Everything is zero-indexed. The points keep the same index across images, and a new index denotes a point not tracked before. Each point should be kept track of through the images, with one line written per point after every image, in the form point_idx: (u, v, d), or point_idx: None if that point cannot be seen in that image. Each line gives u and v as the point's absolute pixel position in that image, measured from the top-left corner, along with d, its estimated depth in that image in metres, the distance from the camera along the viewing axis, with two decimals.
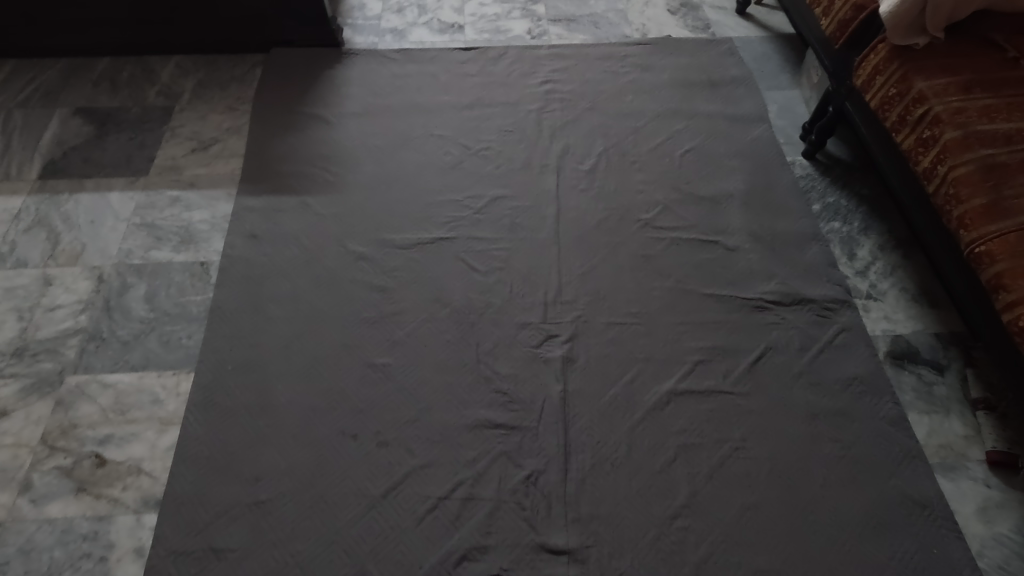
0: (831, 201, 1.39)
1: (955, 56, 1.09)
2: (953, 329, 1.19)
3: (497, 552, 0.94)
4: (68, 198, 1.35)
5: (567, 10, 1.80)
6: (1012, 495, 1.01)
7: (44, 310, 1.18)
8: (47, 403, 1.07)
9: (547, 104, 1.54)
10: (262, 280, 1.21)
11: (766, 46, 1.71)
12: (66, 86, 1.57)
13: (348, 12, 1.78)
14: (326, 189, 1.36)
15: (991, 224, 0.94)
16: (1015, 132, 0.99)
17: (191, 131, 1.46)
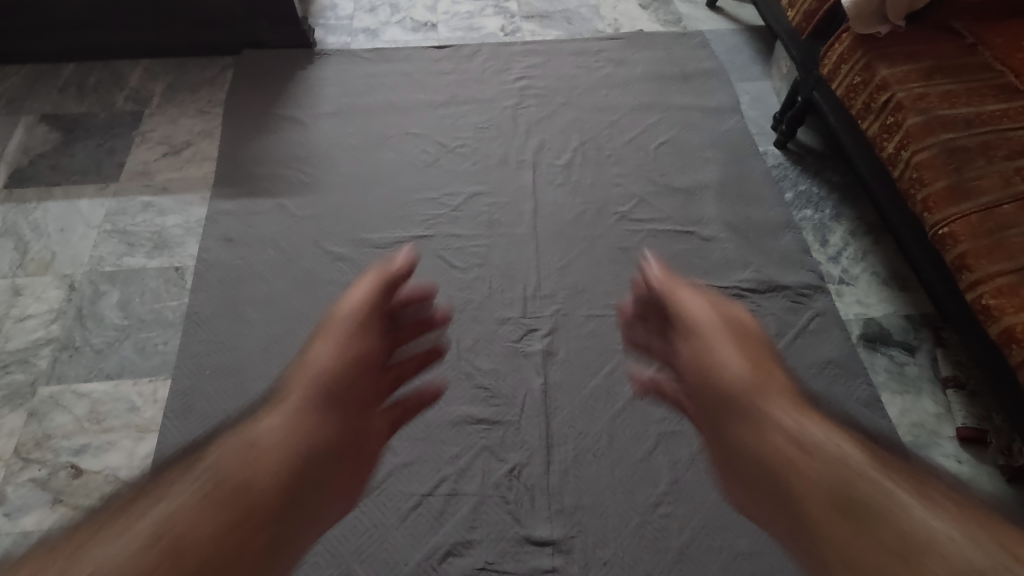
0: (804, 189, 1.42)
1: (916, 43, 1.11)
2: (923, 311, 1.22)
3: (482, 547, 0.94)
4: (36, 206, 1.32)
5: (540, 6, 1.80)
6: (982, 469, 1.04)
7: (13, 320, 1.16)
8: (20, 415, 1.05)
9: (523, 100, 1.54)
10: (239, 284, 1.20)
11: (737, 38, 1.73)
12: (31, 93, 1.53)
13: (320, 13, 1.76)
14: (302, 190, 1.35)
15: (953, 206, 0.96)
16: (974, 117, 1.01)
17: (162, 136, 1.44)
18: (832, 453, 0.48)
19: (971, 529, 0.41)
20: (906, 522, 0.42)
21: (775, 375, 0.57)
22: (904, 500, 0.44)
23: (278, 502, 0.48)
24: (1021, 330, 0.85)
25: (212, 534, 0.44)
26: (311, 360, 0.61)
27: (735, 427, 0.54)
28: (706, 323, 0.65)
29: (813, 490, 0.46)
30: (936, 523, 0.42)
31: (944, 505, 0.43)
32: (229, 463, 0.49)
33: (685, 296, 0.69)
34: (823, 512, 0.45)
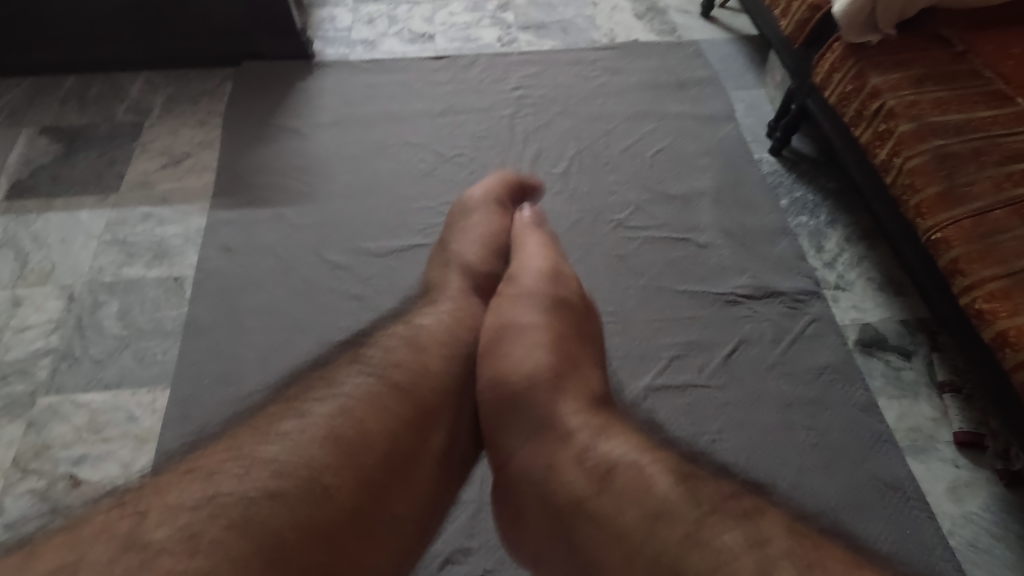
0: (799, 195, 1.43)
1: (907, 51, 1.13)
2: (919, 315, 1.23)
3: (481, 554, 0.94)
4: (37, 217, 1.33)
5: (536, 16, 1.82)
6: (980, 474, 1.04)
7: (13, 331, 1.16)
8: (19, 426, 1.05)
9: (520, 109, 1.56)
10: (238, 293, 1.21)
11: (731, 47, 1.75)
12: (33, 105, 1.55)
13: (319, 25, 1.79)
14: (301, 200, 1.36)
15: (946, 211, 0.97)
16: (965, 123, 1.02)
17: (163, 146, 1.46)
18: (622, 490, 0.59)
19: (756, 547, 0.54)
20: (691, 548, 0.54)
21: (581, 420, 0.67)
22: (702, 530, 0.55)
23: (447, 399, 0.70)
24: (1014, 334, 0.85)
25: (399, 421, 0.65)
26: (511, 360, 0.72)
27: (530, 447, 0.66)
28: (528, 366, 0.71)
29: (619, 547, 0.56)
30: (731, 552, 0.53)
31: (731, 520, 0.56)
32: (425, 361, 0.72)
33: (521, 317, 0.77)
34: (628, 572, 0.55)
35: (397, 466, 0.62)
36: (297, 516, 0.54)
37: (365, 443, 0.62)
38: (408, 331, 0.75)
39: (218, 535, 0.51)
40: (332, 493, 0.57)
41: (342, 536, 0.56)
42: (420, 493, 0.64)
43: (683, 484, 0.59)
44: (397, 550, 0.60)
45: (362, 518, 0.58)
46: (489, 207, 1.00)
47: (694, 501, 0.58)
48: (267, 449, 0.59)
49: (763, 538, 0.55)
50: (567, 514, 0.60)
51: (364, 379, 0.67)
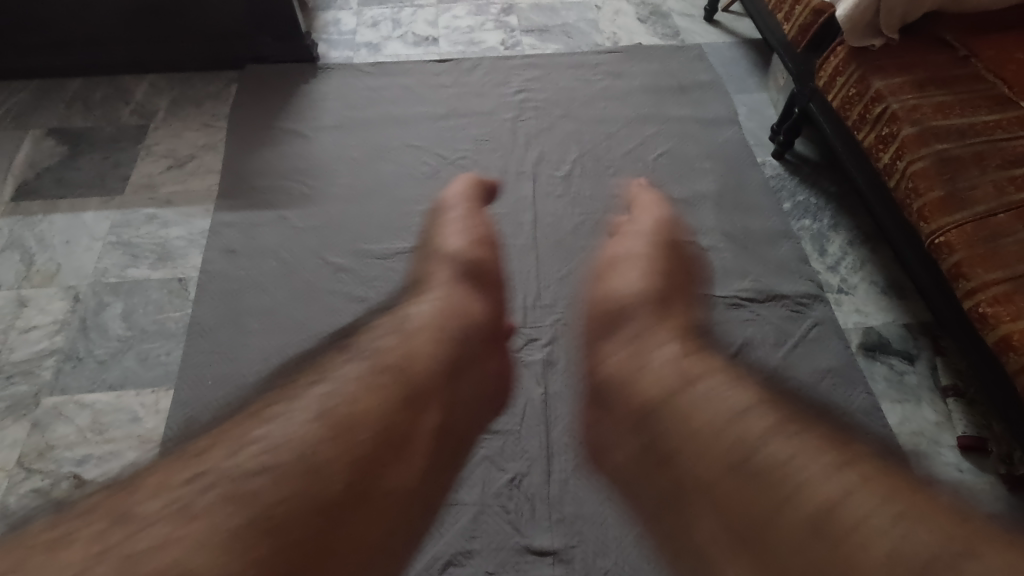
0: (801, 199, 1.43)
1: (910, 55, 1.13)
2: (921, 319, 1.23)
3: (482, 556, 0.94)
4: (42, 218, 1.34)
5: (538, 20, 1.83)
6: (984, 478, 1.04)
7: (18, 332, 1.17)
8: (22, 426, 1.06)
9: (522, 112, 1.56)
10: (241, 294, 1.21)
11: (733, 51, 1.76)
12: (39, 107, 1.56)
13: (322, 28, 1.79)
14: (304, 202, 1.36)
15: (949, 215, 0.97)
16: (967, 127, 1.03)
17: (167, 149, 1.46)
18: (718, 429, 0.77)
19: (856, 492, 0.69)
20: (808, 492, 0.70)
21: (690, 369, 0.87)
22: (805, 470, 0.71)
23: (428, 380, 0.81)
24: (1018, 337, 0.85)
25: (389, 405, 0.74)
26: (414, 316, 0.94)
27: (439, 412, 0.82)
28: (634, 293, 1.05)
29: (702, 458, 0.76)
30: (840, 496, 0.69)
31: (818, 464, 0.72)
32: (410, 347, 0.84)
33: (461, 302, 0.99)
34: (713, 480, 0.75)
35: (392, 445, 0.72)
36: (290, 491, 0.62)
37: (357, 424, 0.70)
38: (401, 321, 0.94)
39: (227, 505, 0.60)
40: (331, 468, 0.66)
41: (343, 499, 0.65)
42: (415, 466, 0.75)
43: (800, 438, 0.76)
44: (378, 522, 0.70)
45: (365, 487, 0.67)
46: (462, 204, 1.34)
47: (825, 462, 0.73)
48: (267, 431, 0.68)
49: (857, 487, 0.70)
50: (684, 449, 0.78)
51: (354, 369, 0.78)
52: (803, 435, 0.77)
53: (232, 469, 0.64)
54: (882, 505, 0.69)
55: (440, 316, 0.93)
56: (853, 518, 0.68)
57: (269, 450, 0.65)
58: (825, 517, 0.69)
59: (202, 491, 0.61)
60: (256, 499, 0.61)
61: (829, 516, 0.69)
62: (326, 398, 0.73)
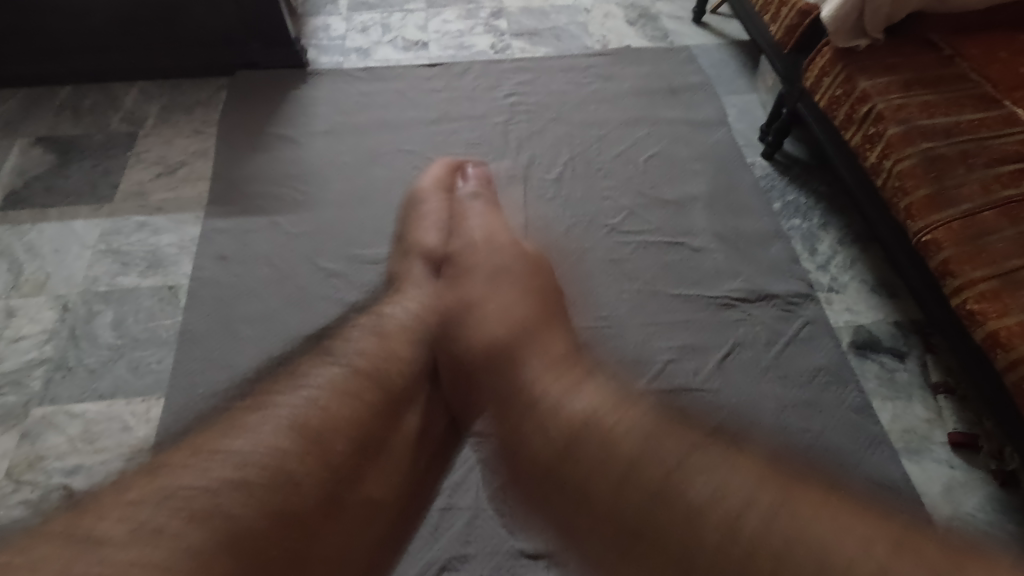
0: (791, 199, 1.43)
1: (895, 56, 1.14)
2: (911, 316, 1.23)
3: (477, 561, 0.94)
4: (31, 227, 1.33)
5: (529, 24, 1.84)
6: (975, 474, 1.05)
7: (7, 341, 1.16)
8: (12, 437, 1.05)
9: (513, 115, 1.57)
10: (233, 301, 1.21)
11: (723, 53, 1.77)
12: (28, 116, 1.55)
13: (313, 34, 1.79)
14: (295, 208, 1.36)
15: (935, 213, 0.98)
16: (953, 126, 1.03)
17: (157, 156, 1.46)
18: (607, 432, 0.59)
19: (766, 488, 0.52)
20: (705, 516, 0.51)
21: (573, 367, 0.68)
22: (699, 472, 0.54)
23: (416, 385, 0.70)
24: (1005, 334, 0.86)
25: (366, 407, 0.64)
26: (474, 329, 0.76)
27: (518, 388, 0.67)
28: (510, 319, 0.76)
29: (618, 472, 0.56)
30: (742, 504, 0.51)
31: (727, 469, 0.54)
32: (392, 348, 0.72)
33: (472, 290, 0.82)
34: (616, 495, 0.55)
35: (366, 451, 0.61)
36: (262, 503, 0.53)
37: (329, 433, 0.60)
38: (374, 321, 0.76)
39: (191, 527, 0.50)
40: (303, 480, 0.56)
41: (316, 519, 0.55)
42: (401, 476, 0.64)
43: (678, 429, 0.58)
44: (374, 529, 0.60)
45: (336, 503, 0.57)
46: (442, 192, 1.02)
47: (748, 465, 0.54)
48: (234, 441, 0.57)
49: (776, 489, 0.52)
50: (572, 452, 0.59)
51: (329, 371, 0.66)
52: (719, 443, 0.57)
53: (184, 486, 0.53)
54: (847, 517, 0.49)
55: (453, 304, 0.80)
56: (781, 531, 0.49)
57: (247, 458, 0.56)
58: (731, 523, 0.50)
59: (172, 513, 0.51)
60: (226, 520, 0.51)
61: (754, 529, 0.50)
62: (293, 403, 0.61)
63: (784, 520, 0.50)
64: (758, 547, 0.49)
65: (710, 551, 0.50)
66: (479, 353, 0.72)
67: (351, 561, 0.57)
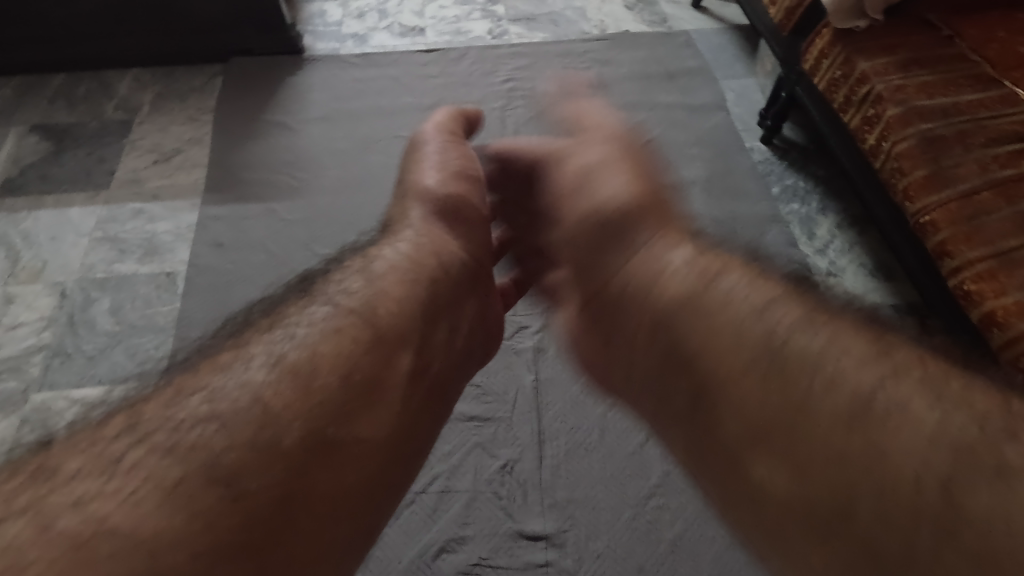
0: (790, 183, 1.43)
1: (894, 35, 1.13)
2: (908, 299, 1.23)
3: (475, 543, 0.95)
4: (27, 215, 1.33)
5: (526, 9, 1.82)
6: None
7: (5, 329, 1.16)
8: (12, 423, 1.05)
9: (510, 101, 1.56)
10: (229, 288, 1.21)
11: (721, 37, 1.75)
12: (21, 104, 1.54)
13: (308, 20, 1.78)
14: (292, 195, 1.36)
15: (933, 194, 0.98)
16: (952, 106, 1.03)
17: (153, 143, 1.45)
18: (723, 299, 0.51)
19: (901, 375, 0.42)
20: (820, 381, 0.43)
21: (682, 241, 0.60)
22: (832, 353, 0.44)
23: (407, 323, 0.62)
24: (1001, 314, 0.87)
25: (356, 346, 0.57)
26: (596, 195, 0.69)
27: (632, 266, 0.61)
28: (614, 194, 0.67)
29: (715, 349, 0.48)
30: (876, 388, 0.42)
31: (856, 355, 0.44)
32: (384, 286, 0.64)
33: (591, 156, 0.74)
34: (709, 366, 0.48)
35: (357, 392, 0.54)
36: (239, 440, 0.48)
37: (314, 371, 0.53)
38: (368, 264, 0.67)
39: None
40: (286, 415, 0.50)
41: (301, 459, 0.49)
42: (398, 417, 0.57)
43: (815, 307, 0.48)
44: (370, 470, 0.53)
45: (325, 442, 0.50)
46: (446, 135, 0.85)
47: (881, 354, 0.44)
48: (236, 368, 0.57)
49: (914, 371, 0.43)
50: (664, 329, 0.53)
51: (319, 309, 0.60)
52: (856, 322, 0.47)
53: None
54: (993, 398, 0.40)
55: (561, 192, 0.74)
56: (919, 419, 0.40)
57: (223, 396, 0.51)
58: (857, 409, 0.41)
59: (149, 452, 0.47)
60: (197, 452, 0.47)
61: (879, 420, 0.41)
62: (275, 342, 0.56)
63: (928, 409, 0.40)
64: (883, 434, 0.40)
65: (814, 438, 0.42)
66: (580, 237, 0.68)
67: (354, 501, 0.52)
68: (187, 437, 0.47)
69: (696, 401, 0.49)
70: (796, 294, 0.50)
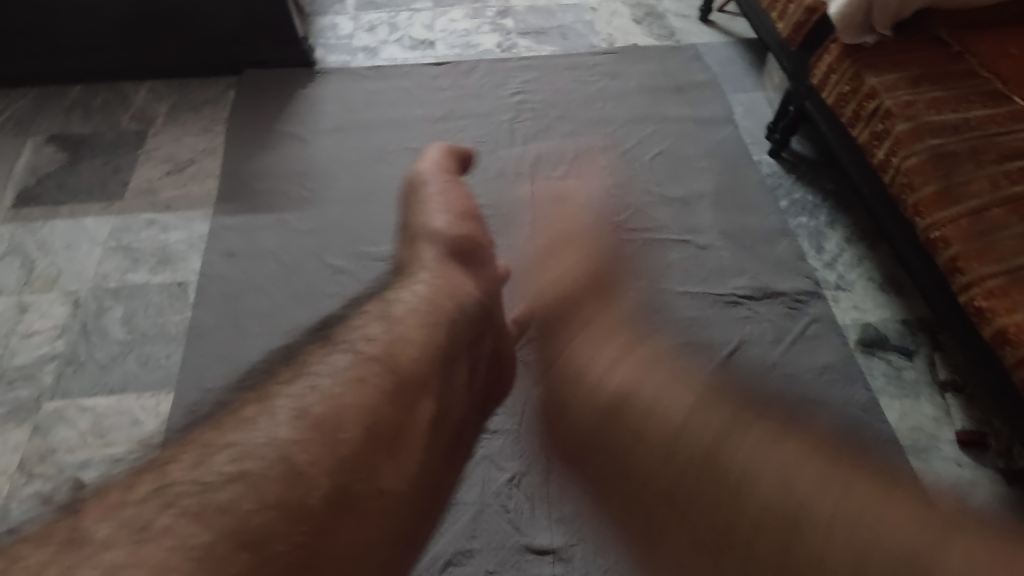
0: (798, 197, 1.43)
1: (903, 51, 1.13)
2: (919, 314, 1.23)
3: (483, 555, 0.95)
4: (43, 224, 1.35)
5: (536, 22, 1.84)
6: (983, 472, 1.04)
7: (19, 336, 1.17)
8: (24, 430, 1.06)
9: (519, 113, 1.57)
10: (240, 297, 1.22)
11: (729, 51, 1.76)
12: (39, 114, 1.57)
13: (320, 33, 1.81)
14: (303, 206, 1.37)
15: (944, 210, 0.97)
16: (962, 122, 1.03)
17: (167, 154, 1.47)
18: (647, 402, 0.42)
19: (830, 484, 0.38)
20: (739, 484, 0.37)
21: (614, 332, 0.51)
22: (753, 462, 0.39)
23: None
24: (1014, 330, 0.86)
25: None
26: (506, 270, 0.60)
27: (574, 361, 0.48)
28: (563, 271, 0.60)
29: (656, 465, 0.39)
30: (787, 487, 0.38)
31: (768, 442, 0.40)
32: None
33: (563, 259, 0.62)
34: (650, 484, 0.39)
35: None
36: None
37: None
38: None
39: None
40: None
41: None
42: None
43: (735, 409, 0.42)
44: None
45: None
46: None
47: (809, 456, 0.40)
48: None
49: (825, 474, 0.39)
50: (595, 453, 0.43)
51: None
52: (780, 423, 0.43)
53: None
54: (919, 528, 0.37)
55: (509, 268, 0.64)
56: (855, 529, 0.37)
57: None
58: (791, 523, 0.37)
59: None
60: None
61: (806, 533, 0.37)
62: None
63: (875, 522, 0.37)
64: (809, 558, 0.36)
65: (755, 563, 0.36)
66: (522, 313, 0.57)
67: None
68: None
69: (635, 532, 0.40)
70: (716, 389, 0.44)
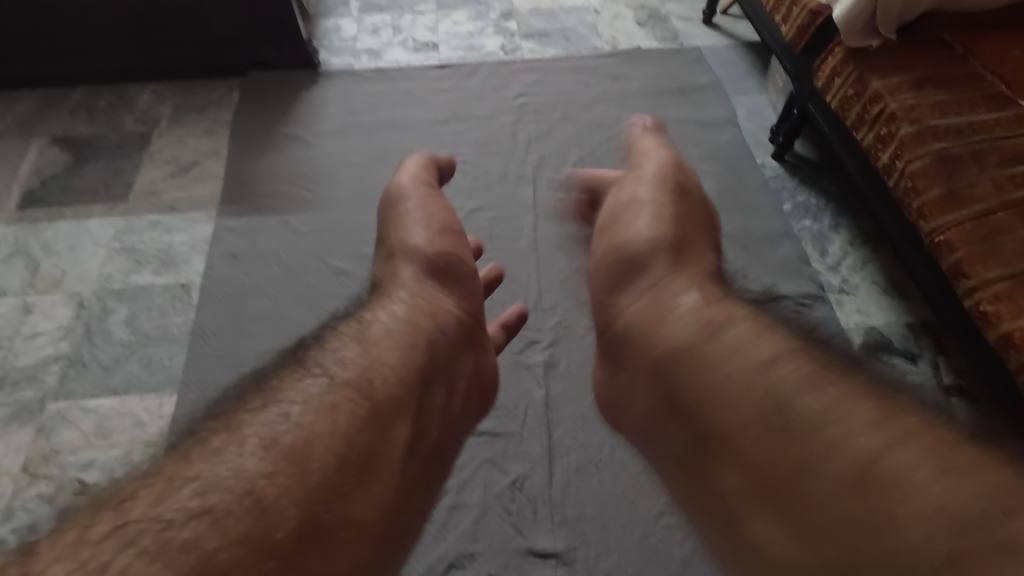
0: (802, 199, 1.43)
1: (907, 54, 1.13)
2: (923, 318, 1.22)
3: (485, 559, 0.94)
4: (48, 225, 1.35)
5: (539, 25, 1.84)
6: None
7: (23, 337, 1.18)
8: (28, 431, 1.07)
9: (522, 116, 1.57)
10: (243, 299, 1.22)
11: (732, 53, 1.76)
12: (44, 116, 1.58)
13: (324, 35, 1.81)
14: (306, 207, 1.37)
15: (948, 213, 0.97)
16: (966, 125, 1.03)
17: (170, 156, 1.48)
18: (736, 348, 0.57)
19: (910, 443, 0.47)
20: (834, 435, 0.49)
21: (707, 289, 0.66)
22: (838, 423, 0.49)
23: (404, 391, 0.63)
24: (1019, 335, 0.86)
25: (351, 420, 0.58)
26: (629, 230, 0.77)
27: (651, 307, 0.68)
28: (645, 235, 0.75)
29: (728, 398, 0.54)
30: (878, 448, 0.47)
31: (865, 420, 0.49)
32: (380, 355, 0.65)
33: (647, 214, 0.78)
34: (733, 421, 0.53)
35: (352, 468, 0.56)
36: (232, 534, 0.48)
37: (306, 452, 0.54)
38: (356, 330, 0.68)
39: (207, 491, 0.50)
40: (278, 506, 0.50)
41: (290, 549, 0.49)
42: (391, 493, 0.58)
43: (825, 371, 0.54)
44: (364, 551, 0.54)
45: (316, 528, 0.51)
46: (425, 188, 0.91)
47: (889, 417, 0.49)
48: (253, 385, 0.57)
49: (903, 431, 0.48)
50: (681, 365, 0.59)
51: (312, 381, 0.61)
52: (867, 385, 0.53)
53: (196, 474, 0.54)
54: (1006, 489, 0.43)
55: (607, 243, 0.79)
56: (929, 489, 0.44)
57: (216, 485, 0.51)
58: (860, 468, 0.47)
59: None
60: None
61: (876, 474, 0.46)
62: (270, 423, 0.56)
63: (934, 485, 0.45)
64: (889, 499, 0.45)
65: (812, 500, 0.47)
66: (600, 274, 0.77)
67: None
68: (178, 537, 0.47)
69: (702, 442, 0.55)
70: (804, 350, 0.56)
